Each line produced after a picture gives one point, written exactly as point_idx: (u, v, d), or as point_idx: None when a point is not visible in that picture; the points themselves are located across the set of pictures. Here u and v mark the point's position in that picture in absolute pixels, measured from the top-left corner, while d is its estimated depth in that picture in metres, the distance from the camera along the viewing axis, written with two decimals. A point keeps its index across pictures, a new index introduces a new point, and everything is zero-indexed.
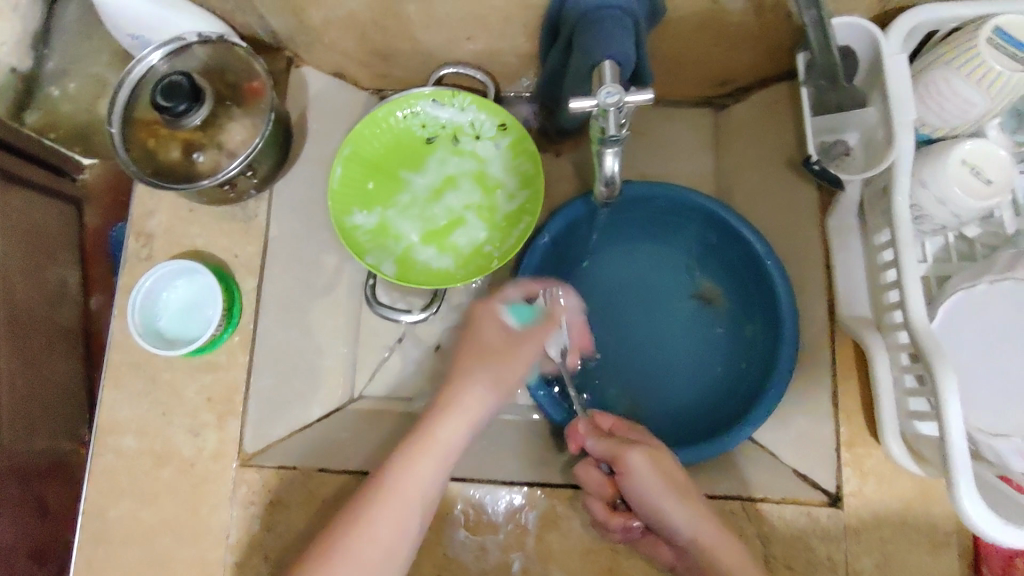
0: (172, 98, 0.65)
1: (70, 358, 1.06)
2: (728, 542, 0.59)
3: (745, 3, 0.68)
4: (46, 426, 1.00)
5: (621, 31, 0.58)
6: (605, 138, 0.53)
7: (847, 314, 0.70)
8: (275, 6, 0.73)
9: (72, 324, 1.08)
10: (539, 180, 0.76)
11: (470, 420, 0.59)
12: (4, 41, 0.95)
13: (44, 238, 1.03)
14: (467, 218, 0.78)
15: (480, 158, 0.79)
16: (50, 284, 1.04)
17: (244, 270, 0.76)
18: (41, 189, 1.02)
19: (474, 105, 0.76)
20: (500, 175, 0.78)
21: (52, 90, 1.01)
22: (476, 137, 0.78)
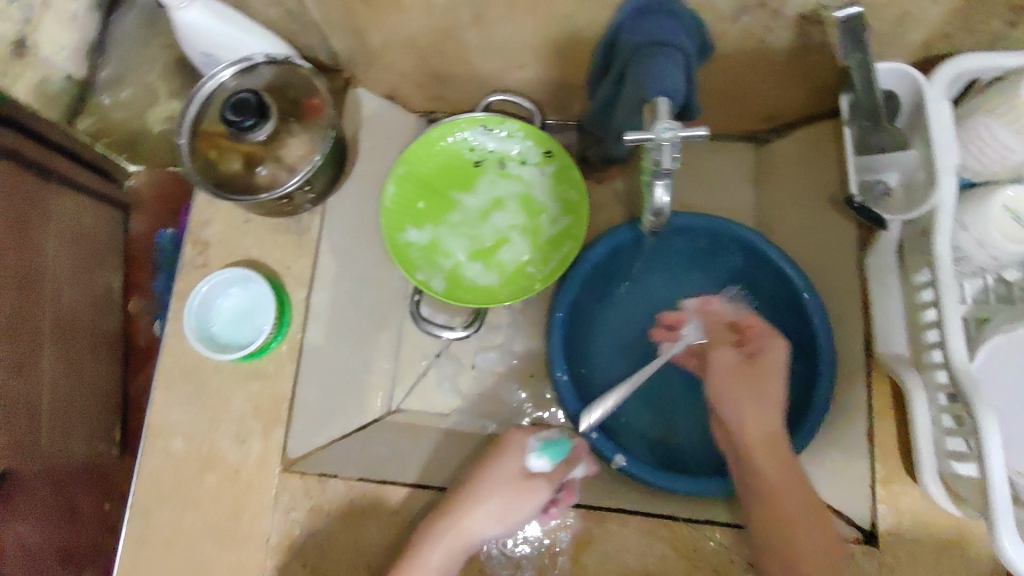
0: (241, 113, 0.68)
1: (109, 362, 1.14)
2: (773, 452, 0.63)
3: (792, 43, 0.70)
4: (83, 427, 1.07)
5: (674, 67, 0.60)
6: (657, 171, 0.54)
7: (883, 349, 0.72)
8: (339, 30, 0.77)
9: (113, 329, 1.17)
10: (583, 207, 0.78)
11: (469, 546, 0.66)
12: (65, 48, 0.96)
13: (95, 241, 1.12)
14: (511, 239, 0.81)
15: (526, 183, 0.81)
16: (97, 289, 1.13)
17: (295, 281, 0.79)
18: (95, 196, 1.12)
19: (521, 133, 0.79)
20: (544, 200, 0.81)
21: (105, 99, 1.03)
22: (523, 162, 0.81)
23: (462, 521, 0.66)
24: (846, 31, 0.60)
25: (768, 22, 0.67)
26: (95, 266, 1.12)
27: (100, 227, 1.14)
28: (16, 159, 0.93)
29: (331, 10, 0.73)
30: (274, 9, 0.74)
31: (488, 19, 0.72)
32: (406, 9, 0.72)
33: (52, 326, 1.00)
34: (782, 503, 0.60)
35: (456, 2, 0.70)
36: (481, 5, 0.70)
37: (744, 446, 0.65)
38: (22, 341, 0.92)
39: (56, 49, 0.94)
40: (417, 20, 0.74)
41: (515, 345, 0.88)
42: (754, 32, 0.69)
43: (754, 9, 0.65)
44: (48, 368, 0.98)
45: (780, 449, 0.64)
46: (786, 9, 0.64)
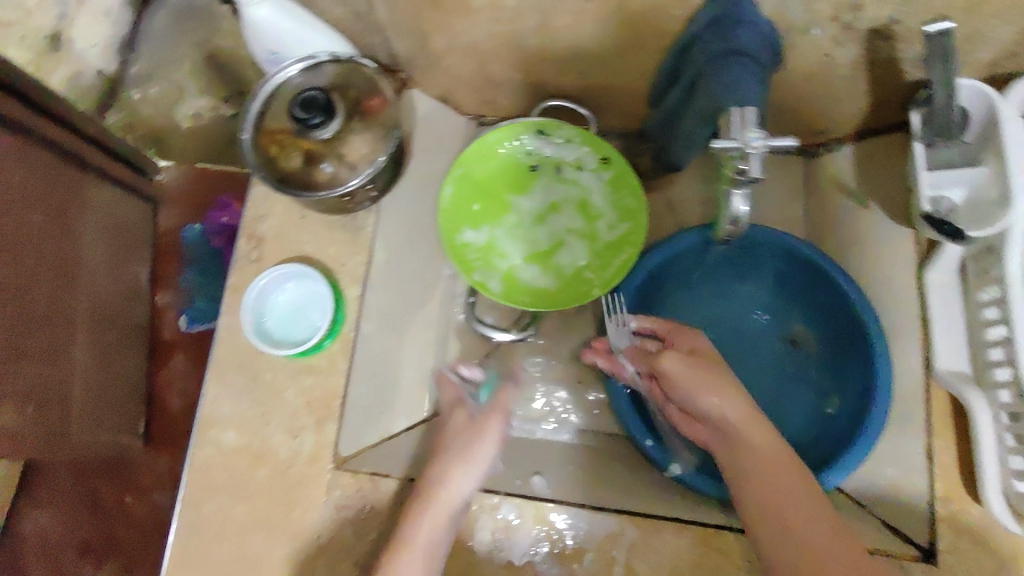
0: (309, 110, 0.68)
1: (136, 354, 1.13)
2: (755, 429, 0.62)
3: (857, 57, 0.70)
4: (110, 419, 1.07)
5: (750, 78, 0.60)
6: (738, 181, 0.54)
7: (942, 367, 0.72)
8: (404, 31, 0.77)
9: (141, 320, 1.16)
10: (642, 214, 0.78)
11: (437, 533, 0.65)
12: (97, 45, 1.12)
13: (128, 233, 1.13)
14: (568, 243, 0.81)
15: (584, 188, 0.81)
16: (127, 281, 1.12)
17: (350, 279, 0.79)
18: (126, 189, 1.12)
19: (578, 139, 0.79)
20: (601, 206, 0.80)
21: (134, 94, 1.18)
22: (580, 168, 0.81)
23: (442, 494, 0.67)
24: (934, 47, 0.59)
25: (838, 36, 0.67)
26: (125, 258, 1.11)
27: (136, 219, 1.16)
28: (50, 144, 0.94)
29: (399, 13, 0.73)
30: (342, 9, 0.75)
31: (554, 26, 0.73)
32: (473, 14, 0.72)
33: (83, 317, 0.99)
34: (773, 480, 0.60)
35: (525, 8, 0.70)
36: (549, 12, 0.70)
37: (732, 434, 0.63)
38: (53, 332, 0.93)
39: (88, 45, 1.10)
40: (483, 24, 0.74)
41: (564, 353, 0.89)
42: (821, 46, 0.69)
43: (826, 23, 0.65)
44: (77, 359, 0.98)
45: (762, 424, 0.62)
46: (857, 23, 0.64)
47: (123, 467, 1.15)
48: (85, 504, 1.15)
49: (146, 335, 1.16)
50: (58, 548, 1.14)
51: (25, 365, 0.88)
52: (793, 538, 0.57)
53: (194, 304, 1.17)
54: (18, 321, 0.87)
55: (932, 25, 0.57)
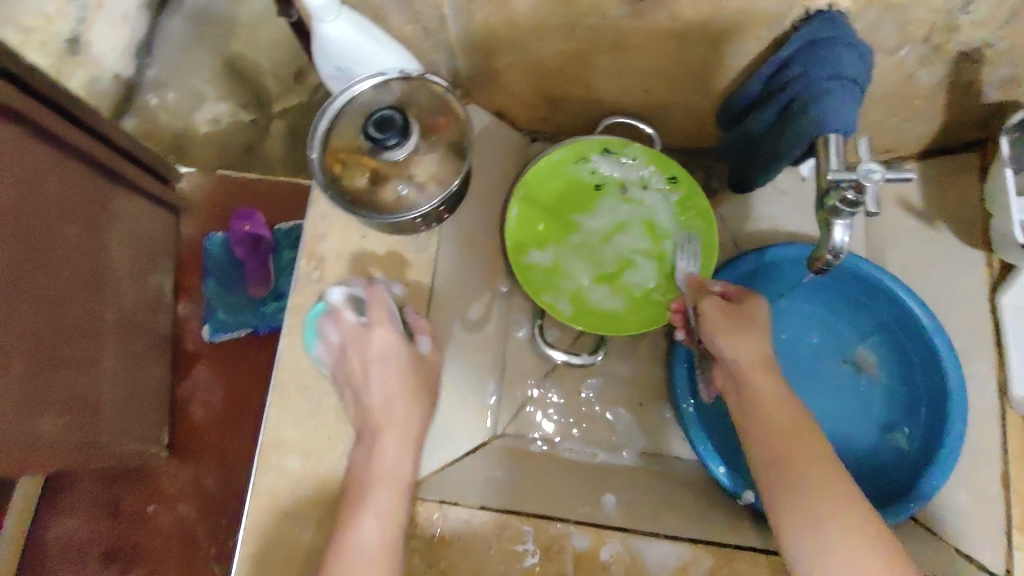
0: (384, 131, 0.67)
1: (160, 364, 1.11)
2: (760, 374, 0.62)
3: (939, 78, 0.69)
4: (136, 430, 1.04)
5: (851, 103, 0.61)
6: (840, 211, 0.53)
7: (1021, 395, 0.72)
8: (472, 49, 0.76)
9: (165, 331, 1.13)
10: (711, 235, 0.77)
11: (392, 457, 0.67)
12: (114, 50, 1.22)
13: (152, 244, 1.10)
14: (636, 264, 0.80)
15: (650, 209, 0.80)
16: (151, 291, 1.09)
17: (413, 299, 0.78)
18: (150, 198, 1.09)
19: (645, 158, 0.79)
20: (667, 226, 0.80)
21: (150, 99, 1.25)
22: (646, 188, 0.80)
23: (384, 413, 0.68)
24: None
25: (925, 57, 0.66)
26: (149, 268, 1.08)
27: (159, 232, 1.12)
28: (87, 159, 0.92)
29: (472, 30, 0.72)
30: (412, 27, 0.73)
31: (628, 45, 0.71)
32: (549, 32, 0.71)
33: (109, 328, 0.96)
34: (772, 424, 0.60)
35: (602, 27, 0.69)
36: (626, 31, 0.69)
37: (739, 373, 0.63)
38: (84, 341, 0.90)
39: (105, 48, 1.21)
40: (556, 42, 0.73)
41: (620, 374, 0.89)
42: (906, 66, 0.68)
43: (916, 43, 0.64)
44: (104, 369, 0.95)
45: (769, 372, 0.63)
46: (948, 46, 0.64)
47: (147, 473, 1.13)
48: (108, 513, 1.12)
49: (169, 345, 1.14)
50: (81, 556, 1.10)
51: (56, 379, 0.86)
52: (777, 473, 0.58)
53: (216, 313, 1.13)
54: (46, 331, 0.84)
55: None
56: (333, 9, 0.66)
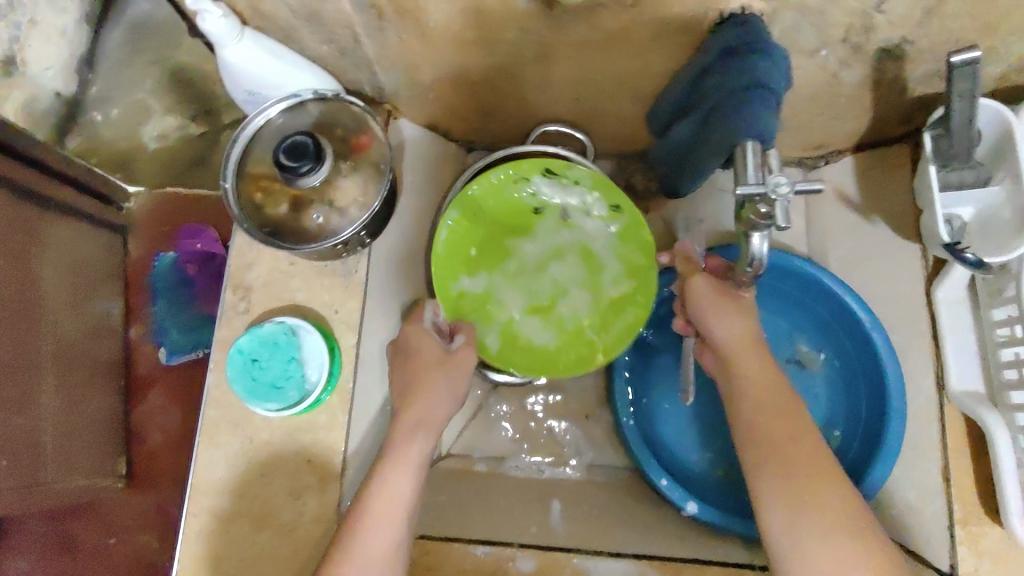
0: (297, 159, 0.64)
1: (109, 391, 1.05)
2: (749, 355, 0.64)
3: (862, 77, 0.68)
4: (85, 462, 0.99)
5: (770, 112, 0.58)
6: (758, 225, 0.52)
7: (958, 387, 0.71)
8: (392, 66, 0.73)
9: (112, 356, 1.07)
10: (651, 273, 0.76)
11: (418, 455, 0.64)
12: (49, 65, 0.90)
13: (91, 269, 1.04)
14: (571, 296, 0.78)
15: (588, 236, 0.79)
16: (93, 315, 1.03)
17: (344, 326, 0.76)
18: (87, 220, 1.03)
19: (588, 182, 0.76)
20: (605, 258, 0.78)
21: (94, 116, 0.99)
22: (588, 214, 0.78)
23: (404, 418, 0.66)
24: (960, 75, 0.54)
25: (846, 58, 0.65)
26: (89, 292, 1.02)
27: (96, 257, 1.06)
28: (16, 189, 0.87)
29: (388, 49, 0.69)
30: (326, 46, 0.70)
31: (551, 57, 0.69)
32: (467, 48, 0.68)
33: (45, 359, 0.90)
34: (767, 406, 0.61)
35: (522, 42, 0.66)
36: (549, 43, 0.66)
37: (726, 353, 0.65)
38: (17, 378, 0.85)
39: (42, 67, 0.89)
40: (477, 58, 0.70)
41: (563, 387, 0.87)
42: (828, 67, 0.67)
43: (836, 45, 0.63)
44: (43, 405, 0.89)
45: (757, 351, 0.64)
46: (867, 45, 0.63)
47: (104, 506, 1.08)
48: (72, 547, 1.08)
49: (121, 370, 1.09)
50: None
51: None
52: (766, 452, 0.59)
53: (169, 334, 1.10)
54: None
55: (961, 55, 0.51)
56: (235, 33, 0.63)
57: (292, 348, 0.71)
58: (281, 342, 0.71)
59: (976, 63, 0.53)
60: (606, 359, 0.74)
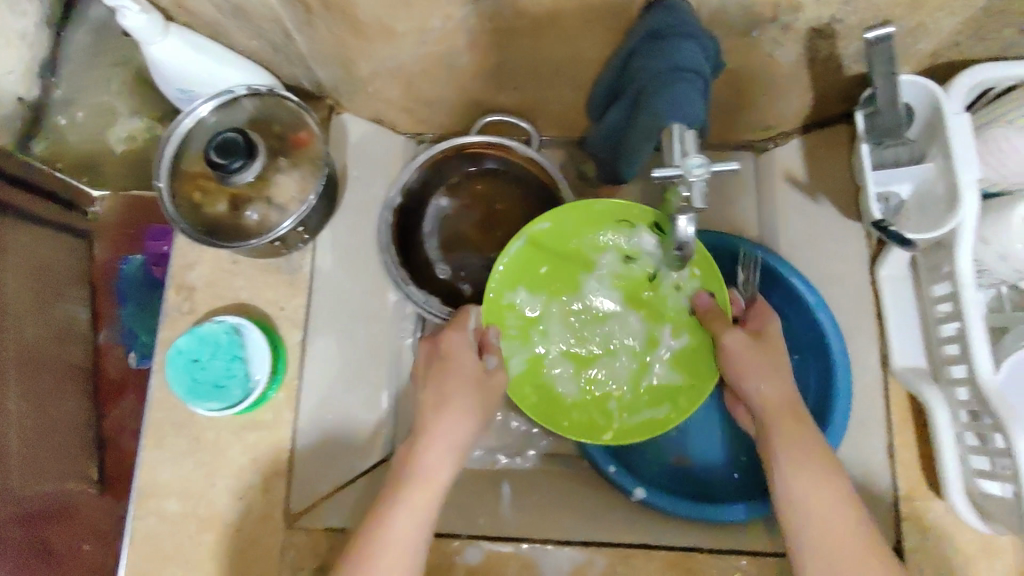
0: (228, 155, 0.64)
1: (78, 395, 0.95)
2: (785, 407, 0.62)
3: (796, 57, 0.68)
4: (56, 468, 0.90)
5: (694, 94, 0.57)
6: (683, 207, 0.51)
7: (900, 365, 0.72)
8: (326, 60, 0.72)
9: (82, 360, 0.97)
10: (705, 383, 0.72)
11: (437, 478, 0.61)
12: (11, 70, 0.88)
13: (52, 271, 0.93)
14: (615, 361, 0.77)
15: (663, 307, 0.76)
16: (56, 320, 0.93)
17: (289, 323, 0.75)
18: (49, 225, 0.93)
19: (691, 257, 0.72)
20: (674, 340, 0.75)
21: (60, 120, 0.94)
22: (678, 287, 0.74)
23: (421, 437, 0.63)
24: (875, 53, 0.55)
25: (777, 37, 0.65)
26: (50, 296, 0.92)
27: (57, 260, 0.94)
28: None
29: (319, 43, 0.68)
30: (257, 41, 0.69)
31: (484, 45, 0.68)
32: (398, 40, 0.67)
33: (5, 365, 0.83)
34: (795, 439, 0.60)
35: (451, 30, 0.66)
36: (479, 31, 0.66)
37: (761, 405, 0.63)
38: None
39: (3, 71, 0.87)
40: (410, 49, 0.69)
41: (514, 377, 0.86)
42: (761, 47, 0.66)
43: (766, 25, 0.63)
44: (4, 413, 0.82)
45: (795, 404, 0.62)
46: (796, 24, 0.62)
47: (67, 513, 0.92)
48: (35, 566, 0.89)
49: (90, 376, 0.97)
50: None
51: None
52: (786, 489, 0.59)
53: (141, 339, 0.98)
54: None
55: (874, 30, 0.51)
56: (158, 29, 0.63)
57: (234, 346, 0.71)
58: (222, 340, 0.71)
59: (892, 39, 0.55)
60: (608, 438, 0.73)
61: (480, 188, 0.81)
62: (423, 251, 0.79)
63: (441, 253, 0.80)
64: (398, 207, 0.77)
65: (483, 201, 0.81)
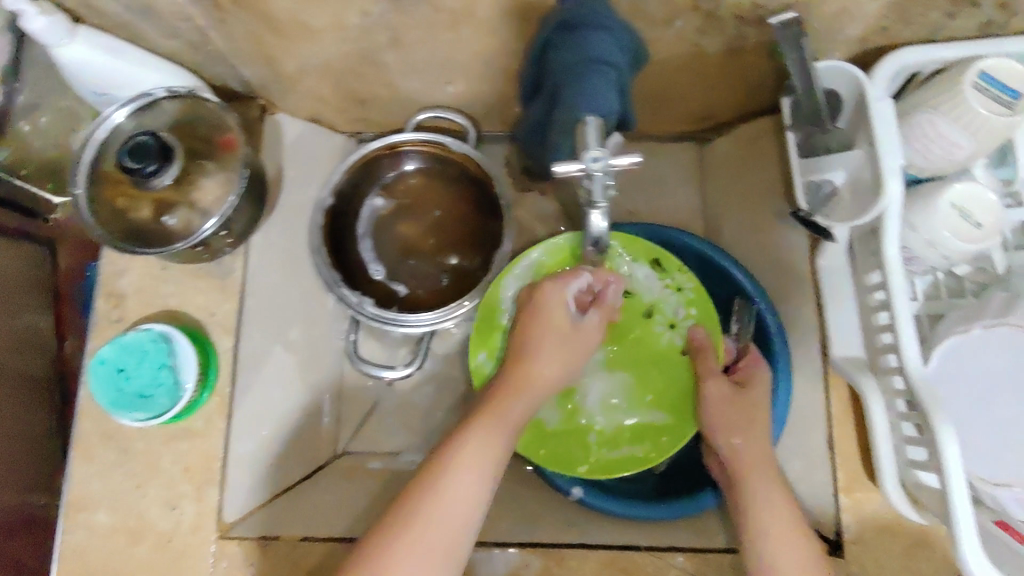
0: (142, 159, 0.62)
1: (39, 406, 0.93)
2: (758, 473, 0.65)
3: (724, 45, 0.67)
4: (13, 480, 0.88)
5: (606, 87, 0.56)
6: (591, 202, 0.50)
7: (839, 354, 0.70)
8: (248, 59, 0.70)
9: (44, 371, 0.95)
10: (688, 426, 0.73)
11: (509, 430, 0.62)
12: None
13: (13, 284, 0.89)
14: (597, 391, 0.76)
15: (654, 344, 0.76)
16: (18, 330, 0.90)
17: (220, 328, 0.74)
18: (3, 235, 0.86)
19: (688, 296, 0.76)
20: (663, 379, 0.75)
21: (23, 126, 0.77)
22: (671, 324, 0.76)
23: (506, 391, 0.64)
24: (784, 38, 0.55)
25: (701, 26, 0.63)
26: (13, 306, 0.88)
27: (12, 268, 0.89)
28: None
29: (239, 41, 0.67)
30: (174, 41, 0.67)
31: (406, 40, 0.67)
32: (318, 37, 0.65)
33: None
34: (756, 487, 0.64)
35: (370, 26, 0.64)
36: (398, 26, 0.64)
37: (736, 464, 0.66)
38: None
39: None
40: (331, 46, 0.67)
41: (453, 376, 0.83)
42: (687, 36, 0.65)
43: (688, 13, 0.61)
44: None
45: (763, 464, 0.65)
46: (718, 12, 0.61)
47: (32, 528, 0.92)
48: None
49: (55, 386, 0.96)
50: None
51: None
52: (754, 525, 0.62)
53: None
54: None
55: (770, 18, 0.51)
56: (63, 31, 0.60)
57: (159, 354, 0.69)
58: (148, 345, 0.69)
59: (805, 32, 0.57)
60: (588, 472, 0.72)
61: (416, 182, 0.80)
62: (357, 250, 0.79)
63: (376, 253, 0.79)
64: (330, 208, 0.75)
65: (418, 199, 0.80)
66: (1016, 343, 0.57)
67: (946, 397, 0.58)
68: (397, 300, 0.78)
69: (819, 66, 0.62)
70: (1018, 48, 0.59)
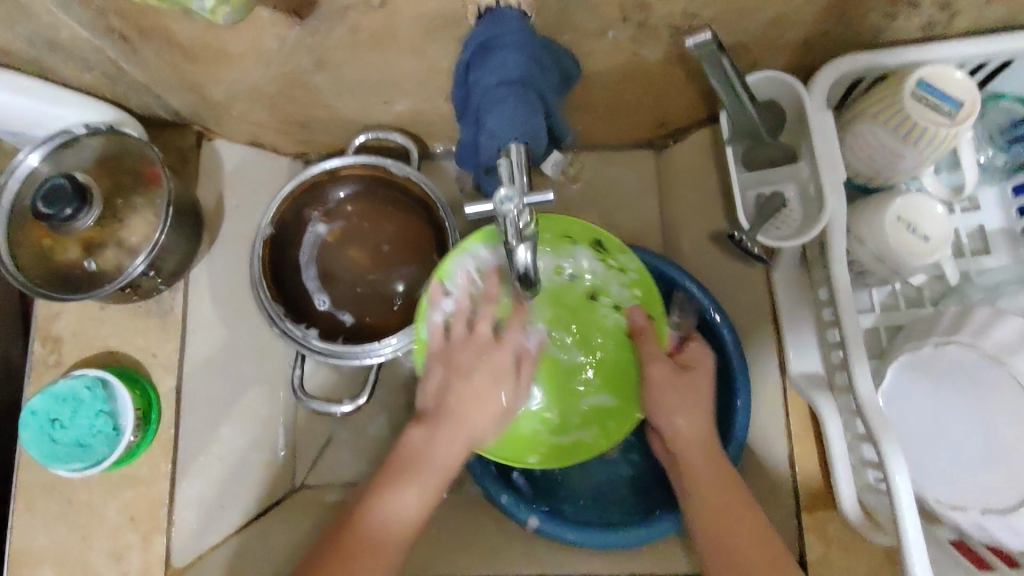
0: (55, 204, 0.61)
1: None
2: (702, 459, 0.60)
3: (666, 54, 0.63)
4: None
5: (529, 112, 0.54)
6: (511, 238, 0.48)
7: (797, 370, 0.68)
8: (172, 87, 0.67)
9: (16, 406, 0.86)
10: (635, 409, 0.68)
11: (449, 454, 0.59)
12: None
13: None
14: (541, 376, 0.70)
15: (599, 326, 0.71)
16: None
17: (162, 369, 0.72)
18: None
19: (632, 277, 0.69)
20: (609, 362, 0.70)
21: None
22: (615, 305, 0.70)
23: (449, 420, 0.60)
24: (702, 54, 0.52)
25: (637, 36, 0.60)
26: None
27: None
28: None
29: (156, 70, 0.64)
30: (89, 74, 0.64)
31: (333, 62, 0.63)
32: (240, 63, 0.62)
33: None
34: (713, 501, 0.58)
35: (290, 51, 0.61)
36: (320, 49, 0.61)
37: (679, 450, 0.62)
38: None
39: None
40: (254, 71, 0.64)
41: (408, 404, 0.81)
42: (624, 47, 0.62)
43: (620, 25, 0.58)
44: None
45: (713, 454, 0.61)
46: (653, 22, 0.57)
47: None
48: None
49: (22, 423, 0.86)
50: None
51: None
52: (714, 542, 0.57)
53: None
54: None
55: (692, 37, 0.50)
56: None
57: (95, 398, 0.67)
58: (83, 391, 0.67)
59: (726, 51, 0.53)
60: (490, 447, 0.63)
61: (354, 209, 0.78)
62: (300, 280, 0.77)
63: (320, 283, 0.77)
64: (269, 238, 0.73)
65: (359, 224, 0.78)
66: (966, 365, 0.55)
67: (899, 424, 0.57)
68: (343, 329, 0.76)
69: (753, 78, 0.61)
70: (959, 50, 0.58)
